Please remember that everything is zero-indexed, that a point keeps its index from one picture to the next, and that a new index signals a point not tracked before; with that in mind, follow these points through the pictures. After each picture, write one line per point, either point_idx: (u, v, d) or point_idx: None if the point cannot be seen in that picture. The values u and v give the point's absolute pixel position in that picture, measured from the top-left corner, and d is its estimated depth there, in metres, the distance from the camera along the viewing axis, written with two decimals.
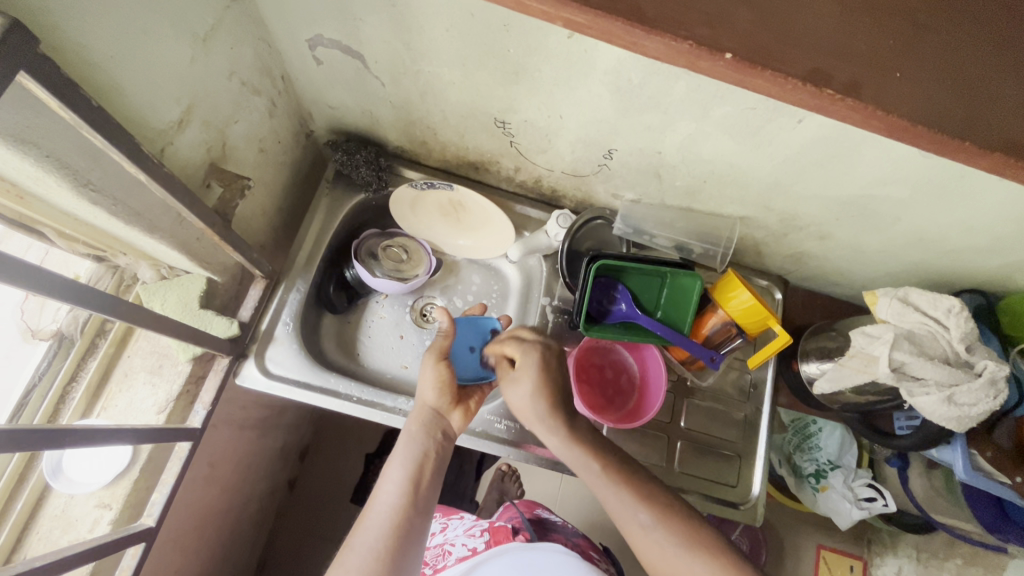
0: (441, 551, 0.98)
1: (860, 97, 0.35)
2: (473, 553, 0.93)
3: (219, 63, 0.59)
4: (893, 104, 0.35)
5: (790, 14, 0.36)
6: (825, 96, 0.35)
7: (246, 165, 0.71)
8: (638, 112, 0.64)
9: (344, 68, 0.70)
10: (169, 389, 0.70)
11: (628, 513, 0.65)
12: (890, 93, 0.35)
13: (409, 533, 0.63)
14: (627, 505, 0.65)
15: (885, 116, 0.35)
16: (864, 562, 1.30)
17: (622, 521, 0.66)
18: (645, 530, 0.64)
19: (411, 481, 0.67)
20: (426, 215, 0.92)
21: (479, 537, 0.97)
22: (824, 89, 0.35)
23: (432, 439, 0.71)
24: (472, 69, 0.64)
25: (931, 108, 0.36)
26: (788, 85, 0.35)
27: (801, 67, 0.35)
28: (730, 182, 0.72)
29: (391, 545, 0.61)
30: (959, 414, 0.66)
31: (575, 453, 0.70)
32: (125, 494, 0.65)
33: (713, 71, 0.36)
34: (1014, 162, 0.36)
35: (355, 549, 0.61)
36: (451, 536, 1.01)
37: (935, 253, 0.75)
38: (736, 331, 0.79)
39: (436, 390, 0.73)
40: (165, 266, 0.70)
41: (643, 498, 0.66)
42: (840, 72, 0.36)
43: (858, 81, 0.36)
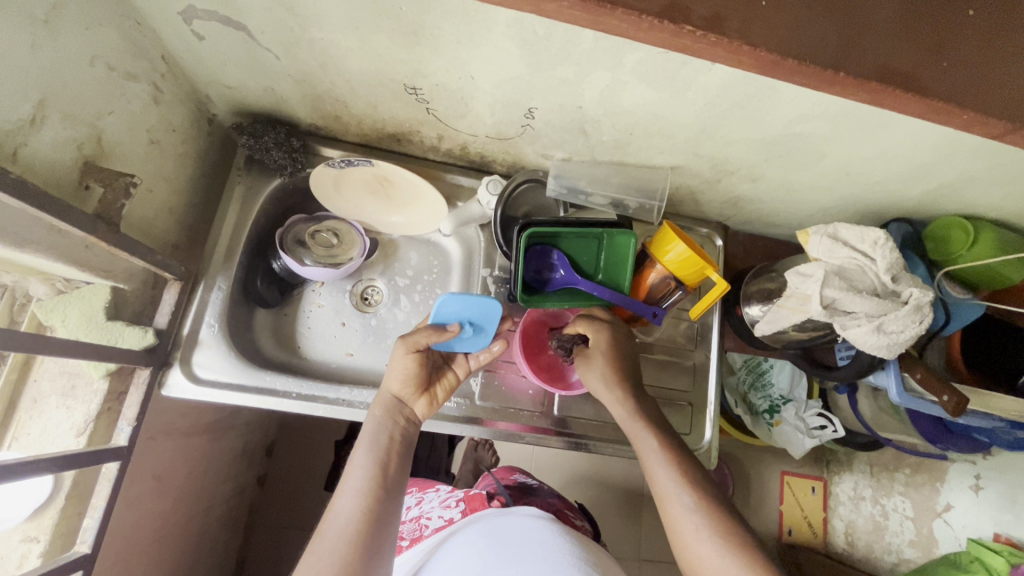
0: (418, 525, 0.97)
1: (723, 31, 0.35)
2: (449, 523, 0.93)
3: (74, 47, 0.52)
4: (757, 38, 0.35)
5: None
6: (685, 33, 0.35)
7: (135, 160, 0.65)
8: (551, 65, 0.60)
9: (228, 41, 0.63)
10: (87, 409, 0.65)
11: (670, 491, 0.68)
12: (753, 25, 0.35)
13: (379, 515, 0.61)
14: (675, 484, 0.69)
15: (753, 51, 0.35)
16: (825, 482, 1.37)
17: (663, 499, 0.69)
18: (684, 511, 0.67)
19: (378, 466, 0.64)
20: (351, 194, 0.87)
21: (455, 507, 0.97)
22: (684, 26, 0.34)
23: (401, 424, 0.68)
24: (368, 32, 0.59)
25: (799, 39, 0.36)
26: (643, 22, 0.34)
27: (656, 3, 0.34)
28: (656, 132, 0.70)
29: (360, 531, 0.60)
30: (888, 343, 0.68)
31: (632, 425, 0.74)
32: (53, 524, 0.62)
33: (562, 13, 0.34)
34: (891, 89, 0.37)
35: (326, 536, 0.60)
36: (427, 509, 1.00)
37: (861, 186, 0.76)
38: (676, 284, 0.79)
39: (404, 381, 0.68)
40: (60, 279, 0.64)
41: (690, 480, 0.69)
42: (699, 6, 0.35)
43: (720, 14, 0.35)
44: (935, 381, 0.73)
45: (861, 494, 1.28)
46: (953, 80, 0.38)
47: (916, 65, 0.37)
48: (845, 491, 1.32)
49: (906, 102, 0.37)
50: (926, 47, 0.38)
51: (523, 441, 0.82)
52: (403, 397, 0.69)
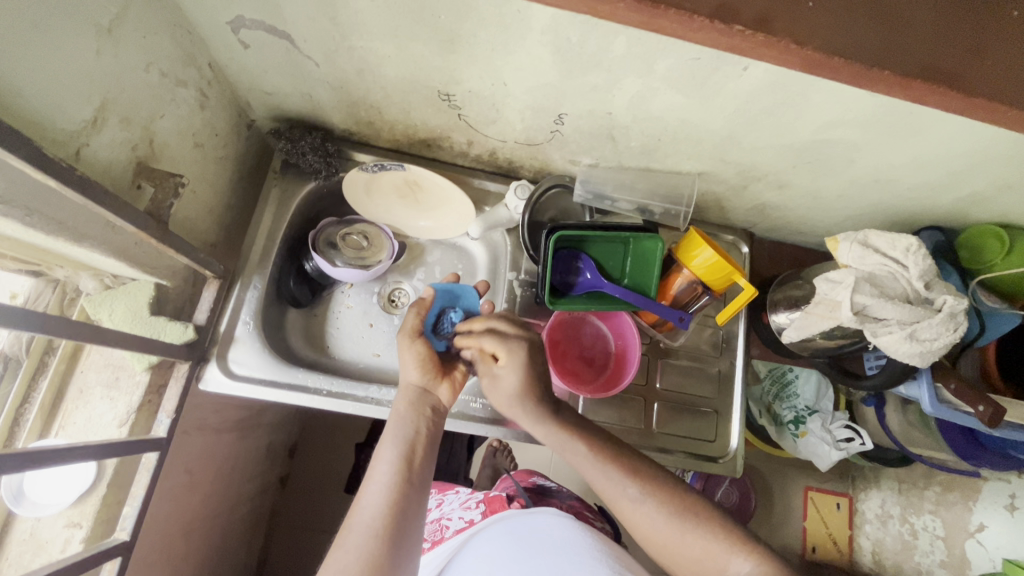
0: (438, 527, 0.98)
1: (770, 31, 0.35)
2: (470, 524, 0.93)
3: (133, 53, 0.55)
4: (806, 37, 0.36)
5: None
6: (735, 31, 0.36)
7: (181, 162, 0.67)
8: (582, 72, 0.61)
9: (272, 49, 0.66)
10: (129, 400, 0.68)
11: (616, 490, 0.63)
12: (800, 25, 0.36)
13: (408, 509, 0.62)
14: (615, 480, 0.63)
15: (800, 50, 0.36)
16: (850, 498, 1.31)
17: (612, 498, 0.64)
18: (635, 506, 0.62)
19: (403, 460, 0.64)
20: (382, 198, 0.89)
21: (476, 508, 0.97)
22: (732, 26, 0.35)
23: (426, 416, 0.69)
24: (406, 41, 0.61)
25: (845, 39, 0.37)
26: (692, 23, 0.36)
27: (707, 4, 0.35)
28: (684, 137, 0.71)
29: (386, 527, 0.60)
30: (923, 350, 0.68)
31: (558, 438, 0.67)
32: (95, 511, 0.64)
33: (616, 14, 0.36)
34: (936, 88, 0.37)
35: (354, 532, 0.60)
36: (447, 510, 1.01)
37: (892, 193, 0.75)
38: (702, 289, 0.79)
39: (419, 367, 0.71)
40: (108, 275, 0.66)
41: (631, 470, 0.64)
42: (748, 4, 0.36)
43: (767, 14, 0.36)
44: (971, 391, 0.72)
45: (888, 512, 1.25)
46: (1002, 80, 0.38)
47: (961, 65, 0.38)
48: (870, 508, 1.28)
49: (952, 102, 0.38)
50: (973, 48, 0.38)
51: None
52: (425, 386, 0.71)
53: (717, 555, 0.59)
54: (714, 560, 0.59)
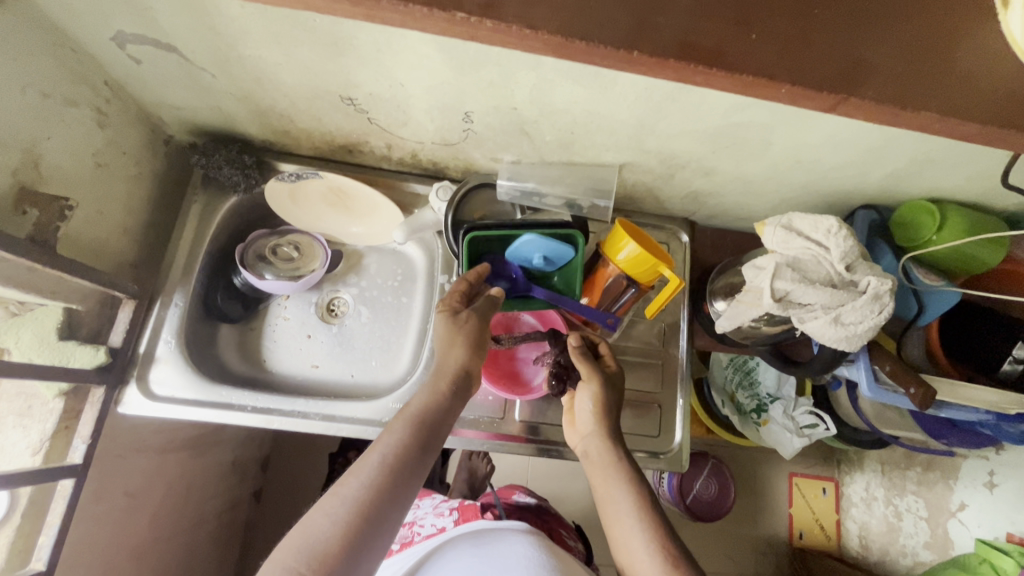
0: (409, 532, 0.96)
1: (495, 17, 0.37)
2: (440, 531, 0.91)
3: (2, 75, 0.54)
4: (538, 21, 0.38)
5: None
6: (456, 18, 0.38)
7: (80, 183, 0.66)
8: (473, 68, 0.60)
9: (164, 63, 0.65)
10: (43, 428, 0.67)
11: (636, 540, 0.62)
12: (532, 10, 0.38)
13: (403, 483, 0.58)
14: (629, 516, 0.64)
15: (533, 33, 0.38)
16: (836, 483, 1.33)
17: (628, 548, 0.63)
18: (648, 564, 0.60)
19: (414, 439, 0.61)
20: (309, 206, 0.88)
21: (449, 515, 0.96)
22: (455, 14, 0.38)
23: (454, 401, 0.67)
24: (291, 46, 0.59)
25: (587, 22, 0.39)
26: (414, 13, 0.37)
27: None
28: (596, 128, 0.69)
29: (382, 491, 0.56)
30: (846, 335, 0.66)
31: (608, 466, 0.69)
32: (9, 542, 0.63)
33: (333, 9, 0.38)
34: (689, 63, 0.39)
35: (341, 492, 0.56)
36: (420, 516, 0.99)
37: (818, 174, 0.73)
38: (628, 283, 0.77)
39: (469, 349, 0.69)
40: (13, 302, 0.65)
41: (644, 513, 0.64)
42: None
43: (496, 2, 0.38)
44: (905, 373, 0.70)
45: (874, 495, 1.24)
46: (760, 52, 0.40)
47: (713, 41, 0.40)
48: (856, 492, 1.28)
49: (713, 79, 0.40)
50: (735, 19, 0.40)
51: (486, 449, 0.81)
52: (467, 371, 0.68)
53: None
54: None
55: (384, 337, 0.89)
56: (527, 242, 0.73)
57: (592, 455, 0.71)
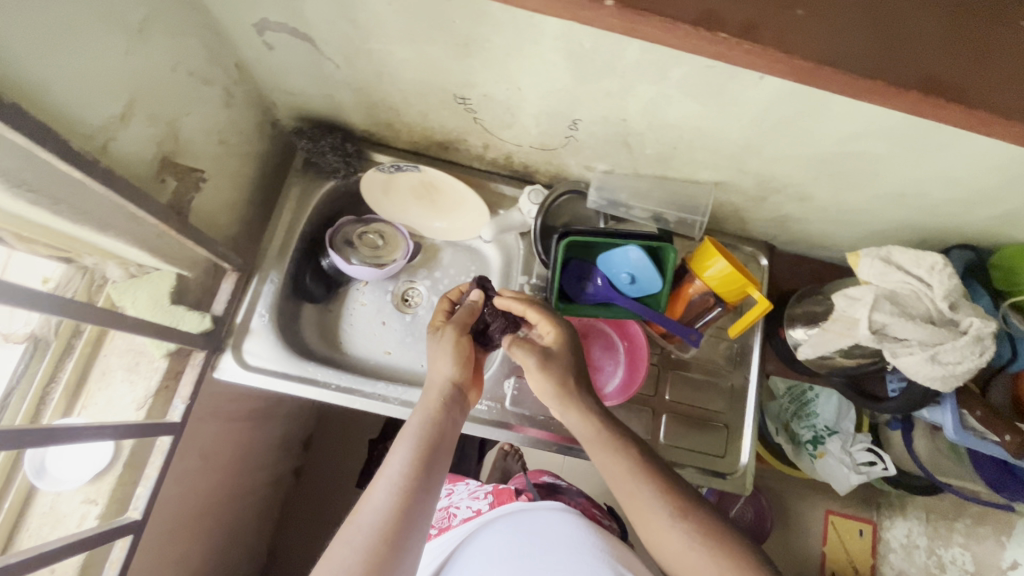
0: (447, 514, 0.95)
1: (755, 38, 0.37)
2: (477, 514, 0.90)
3: (163, 53, 0.58)
4: (796, 46, 0.37)
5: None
6: (715, 36, 0.37)
7: (206, 157, 0.70)
8: (596, 78, 0.61)
9: (295, 52, 0.68)
10: (148, 385, 0.70)
11: (648, 500, 0.61)
12: (792, 35, 0.38)
13: (415, 505, 0.59)
14: (638, 487, 0.62)
15: (786, 58, 0.37)
16: (874, 526, 1.29)
17: (642, 513, 0.61)
18: (665, 525, 0.59)
19: (418, 457, 0.62)
20: (399, 199, 0.90)
21: (484, 499, 0.94)
22: (717, 34, 0.37)
23: (451, 415, 0.68)
24: (423, 45, 0.62)
25: (842, 50, 0.38)
26: (678, 30, 0.37)
27: (691, 13, 0.37)
28: (701, 146, 0.70)
29: (394, 522, 0.57)
30: (944, 374, 0.64)
31: (598, 434, 0.66)
32: (110, 489, 0.66)
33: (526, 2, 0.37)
34: (940, 100, 0.38)
35: (356, 529, 0.57)
36: (456, 500, 0.99)
37: (919, 209, 0.73)
38: (715, 301, 0.78)
39: (459, 365, 0.70)
40: (133, 264, 0.69)
41: (660, 484, 0.61)
42: (733, 13, 0.38)
43: (757, 21, 0.38)
44: (997, 419, 0.69)
45: (915, 542, 1.17)
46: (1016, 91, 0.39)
47: (963, 78, 0.38)
48: (896, 537, 1.23)
49: (960, 115, 0.39)
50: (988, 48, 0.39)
51: (552, 449, 0.82)
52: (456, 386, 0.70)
53: None
54: None
55: None
56: (632, 252, 0.74)
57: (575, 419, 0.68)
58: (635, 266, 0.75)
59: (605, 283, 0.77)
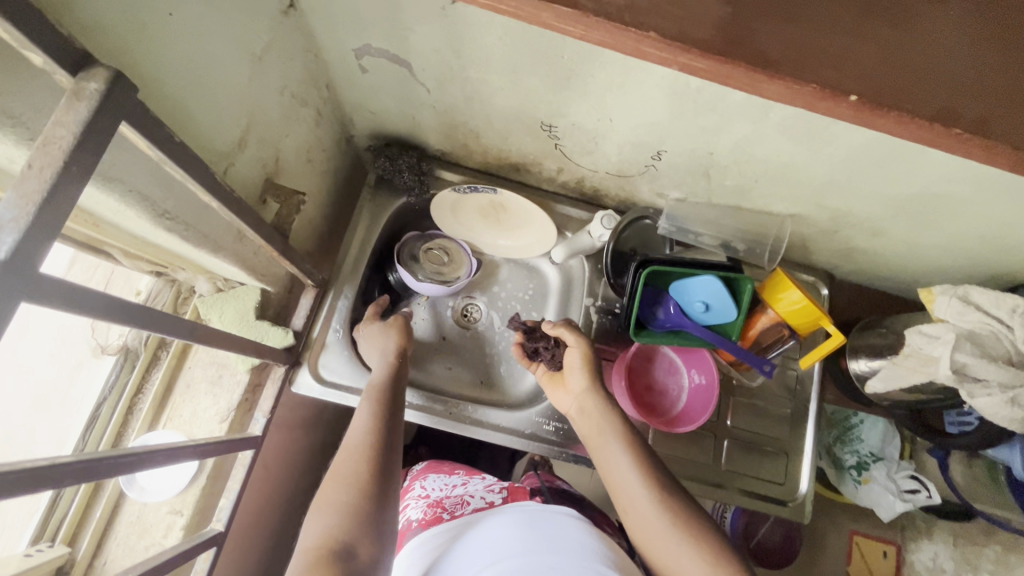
0: (460, 501, 0.82)
1: (994, 138, 0.34)
2: (491, 507, 0.80)
3: (274, 78, 0.59)
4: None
5: (924, 42, 0.35)
6: (955, 135, 0.34)
7: (296, 176, 0.71)
8: (693, 114, 0.62)
9: (389, 76, 0.69)
10: (230, 398, 0.72)
11: (634, 486, 0.62)
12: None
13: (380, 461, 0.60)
14: (628, 474, 0.63)
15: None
16: (898, 548, 1.18)
17: (630, 501, 0.62)
18: (650, 509, 0.60)
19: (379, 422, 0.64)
20: (467, 218, 0.92)
21: (498, 492, 0.85)
22: (952, 129, 0.34)
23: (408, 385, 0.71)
24: (523, 75, 0.63)
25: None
26: (914, 127, 0.34)
27: (932, 108, 0.34)
28: (783, 181, 0.71)
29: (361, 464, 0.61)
30: (1022, 416, 0.65)
31: (597, 432, 0.68)
32: (195, 500, 0.68)
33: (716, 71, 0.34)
34: None
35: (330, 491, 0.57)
36: (469, 488, 0.86)
37: (993, 249, 0.74)
38: (788, 333, 0.78)
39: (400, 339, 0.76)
40: (221, 279, 0.70)
41: (647, 474, 0.62)
42: (970, 109, 0.34)
43: (991, 118, 0.34)
44: None
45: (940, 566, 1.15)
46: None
47: None
48: (921, 560, 1.16)
49: None
50: None
51: None
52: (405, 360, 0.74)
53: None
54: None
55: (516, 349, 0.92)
56: (709, 282, 0.75)
57: (592, 411, 0.70)
58: (711, 294, 0.76)
59: (678, 311, 0.78)
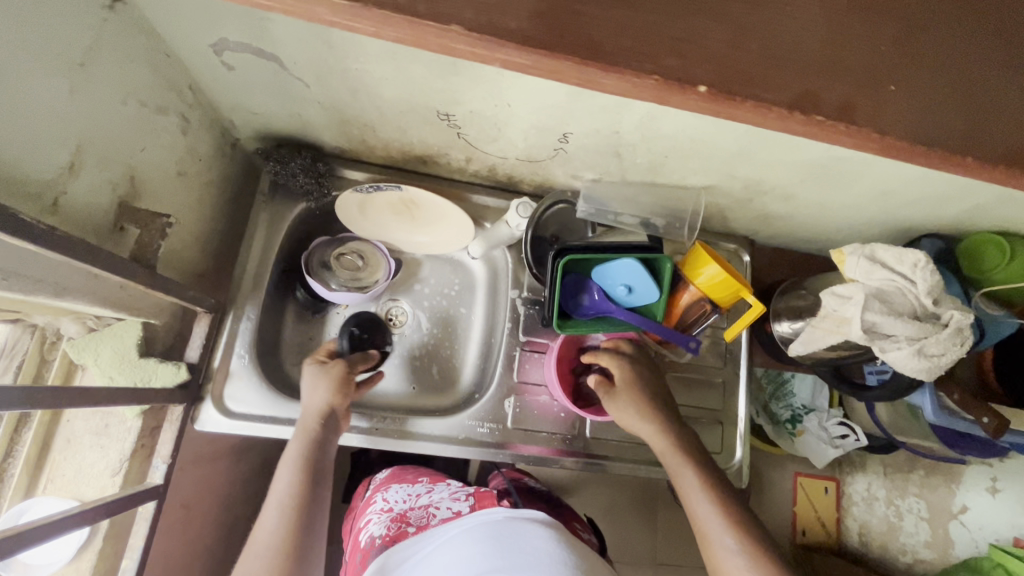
0: (425, 513, 0.82)
1: (849, 119, 0.40)
2: (457, 516, 0.79)
3: (111, 86, 0.51)
4: (886, 125, 0.41)
5: (777, 30, 0.40)
6: (815, 121, 0.40)
7: (165, 193, 0.63)
8: (591, 94, 0.59)
9: (258, 71, 0.61)
10: (121, 448, 0.64)
11: (707, 518, 0.65)
12: (881, 112, 0.41)
13: (302, 528, 0.61)
14: (698, 501, 0.66)
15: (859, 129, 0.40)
16: (838, 482, 1.23)
17: (701, 530, 0.65)
18: (723, 540, 0.62)
19: (301, 480, 0.64)
20: (377, 217, 0.85)
21: (465, 500, 0.83)
22: (812, 115, 0.40)
23: (328, 435, 0.69)
24: (406, 64, 0.57)
25: (927, 127, 0.41)
26: (773, 114, 0.40)
27: (789, 95, 0.40)
28: (693, 155, 0.69)
29: (290, 538, 0.60)
30: (930, 365, 0.67)
31: (671, 459, 0.70)
32: (93, 566, 0.61)
33: (602, 75, 0.38)
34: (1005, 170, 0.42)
35: (253, 554, 0.59)
36: (435, 498, 0.85)
37: (898, 204, 0.75)
38: (711, 308, 0.78)
39: (331, 389, 0.70)
40: (90, 317, 0.62)
41: (717, 500, 0.65)
42: (833, 94, 0.40)
43: (851, 102, 0.41)
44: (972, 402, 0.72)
45: (875, 495, 1.22)
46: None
47: None
48: (857, 492, 1.23)
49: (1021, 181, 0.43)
50: None
51: (555, 465, 0.82)
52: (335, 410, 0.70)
53: None
54: None
55: (446, 349, 0.89)
56: (629, 264, 0.73)
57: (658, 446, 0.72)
58: (633, 276, 0.74)
59: (602, 295, 0.76)
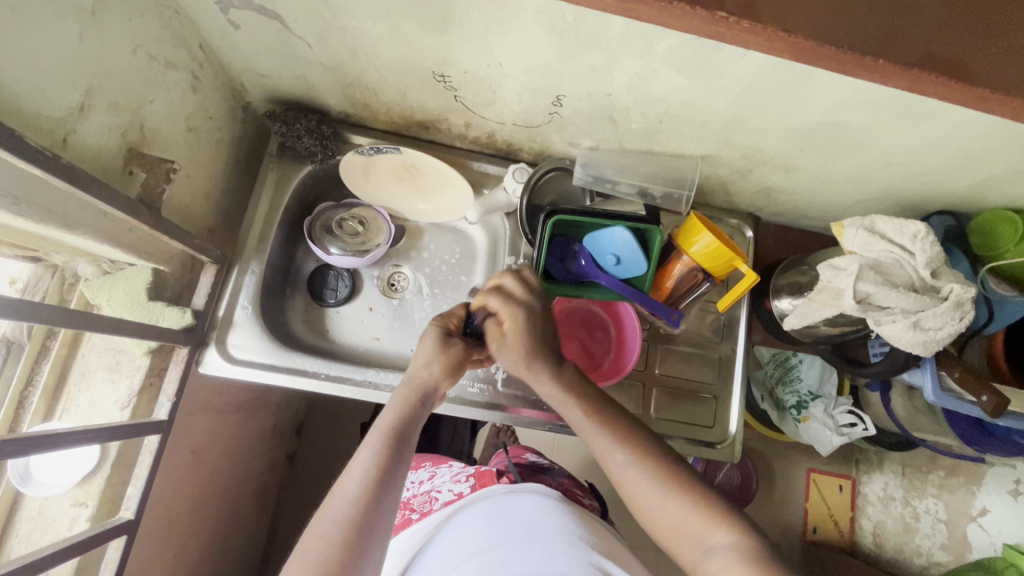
0: (427, 498, 0.84)
1: (753, 17, 0.38)
2: (459, 497, 0.80)
3: (120, 38, 0.55)
4: (794, 24, 0.39)
5: None
6: (721, 19, 0.38)
7: (173, 146, 0.66)
8: (580, 52, 0.59)
9: (262, 30, 0.64)
10: (130, 384, 0.68)
11: (617, 464, 0.62)
12: (787, 16, 0.39)
13: (382, 497, 0.57)
14: (611, 451, 0.63)
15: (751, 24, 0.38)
16: (853, 481, 1.23)
17: (616, 476, 0.62)
18: (640, 485, 0.60)
19: (388, 448, 0.60)
20: (380, 182, 0.88)
21: (466, 481, 0.83)
22: (716, 14, 0.38)
23: (421, 411, 0.65)
24: (398, 20, 0.59)
25: (831, 28, 0.40)
26: (675, 12, 0.38)
27: None
28: (687, 120, 0.69)
29: (361, 510, 0.56)
30: (925, 340, 0.66)
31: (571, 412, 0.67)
32: (100, 491, 0.65)
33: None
34: (933, 75, 0.40)
35: (327, 514, 0.56)
36: (438, 483, 0.87)
37: (904, 176, 0.73)
38: (703, 276, 0.78)
39: (436, 361, 0.67)
40: (106, 261, 0.66)
41: (631, 448, 0.62)
42: None
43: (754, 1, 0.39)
44: (974, 380, 0.71)
45: (891, 495, 1.18)
46: (998, 67, 0.41)
47: (963, 53, 0.41)
48: (873, 491, 1.20)
49: (949, 91, 0.41)
50: (975, 32, 0.41)
51: (548, 427, 0.83)
52: (438, 387, 0.67)
53: (696, 529, 0.57)
54: (693, 531, 0.57)
55: None
56: (617, 233, 0.74)
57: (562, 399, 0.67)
58: (621, 246, 0.75)
59: (591, 263, 0.77)
